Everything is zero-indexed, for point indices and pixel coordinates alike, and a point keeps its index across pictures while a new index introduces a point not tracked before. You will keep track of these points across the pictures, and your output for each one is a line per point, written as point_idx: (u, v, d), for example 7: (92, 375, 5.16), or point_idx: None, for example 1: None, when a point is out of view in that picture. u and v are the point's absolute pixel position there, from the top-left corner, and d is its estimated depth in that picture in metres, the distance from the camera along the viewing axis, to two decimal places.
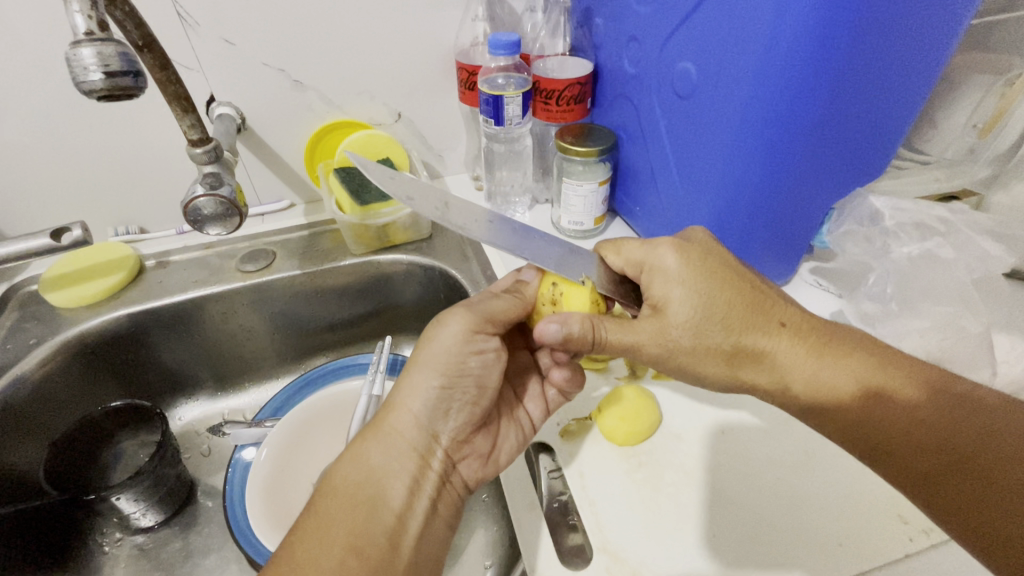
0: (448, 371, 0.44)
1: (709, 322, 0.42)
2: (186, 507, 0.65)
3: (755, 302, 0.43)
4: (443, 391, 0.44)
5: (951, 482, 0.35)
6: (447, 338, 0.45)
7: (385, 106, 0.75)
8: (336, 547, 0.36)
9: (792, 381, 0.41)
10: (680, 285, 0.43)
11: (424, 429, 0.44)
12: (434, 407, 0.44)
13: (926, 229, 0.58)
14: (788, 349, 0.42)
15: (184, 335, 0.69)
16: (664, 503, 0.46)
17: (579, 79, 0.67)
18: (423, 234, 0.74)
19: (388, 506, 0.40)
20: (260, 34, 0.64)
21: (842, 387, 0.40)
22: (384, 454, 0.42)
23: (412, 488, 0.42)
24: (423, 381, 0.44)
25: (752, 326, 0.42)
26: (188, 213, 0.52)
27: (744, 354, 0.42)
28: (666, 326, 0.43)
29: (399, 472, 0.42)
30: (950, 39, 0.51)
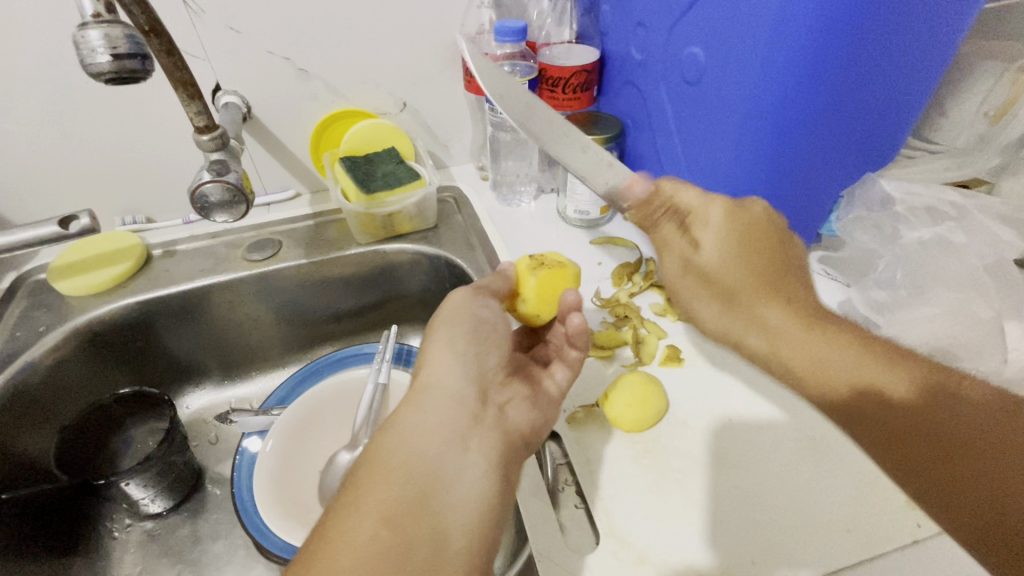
0: (466, 319, 0.45)
1: (714, 281, 0.45)
2: (194, 494, 0.65)
3: (762, 278, 0.44)
4: (470, 337, 0.44)
5: (942, 462, 0.36)
6: (459, 298, 0.47)
7: (389, 95, 0.74)
8: (371, 514, 0.34)
9: (780, 350, 0.43)
10: (714, 234, 0.44)
11: (459, 377, 0.42)
12: (465, 355, 0.43)
13: (939, 214, 0.57)
14: (778, 323, 0.43)
15: (192, 323, 0.69)
16: (671, 490, 0.46)
17: (585, 67, 0.66)
18: (429, 223, 0.74)
19: (425, 464, 0.37)
20: (265, 21, 0.64)
21: (831, 363, 0.41)
22: (418, 412, 0.40)
23: (451, 440, 0.39)
24: (448, 333, 0.44)
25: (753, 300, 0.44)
26: (194, 200, 0.52)
27: (733, 317, 0.45)
28: (690, 261, 0.46)
29: (437, 426, 0.39)
30: (962, 23, 0.50)
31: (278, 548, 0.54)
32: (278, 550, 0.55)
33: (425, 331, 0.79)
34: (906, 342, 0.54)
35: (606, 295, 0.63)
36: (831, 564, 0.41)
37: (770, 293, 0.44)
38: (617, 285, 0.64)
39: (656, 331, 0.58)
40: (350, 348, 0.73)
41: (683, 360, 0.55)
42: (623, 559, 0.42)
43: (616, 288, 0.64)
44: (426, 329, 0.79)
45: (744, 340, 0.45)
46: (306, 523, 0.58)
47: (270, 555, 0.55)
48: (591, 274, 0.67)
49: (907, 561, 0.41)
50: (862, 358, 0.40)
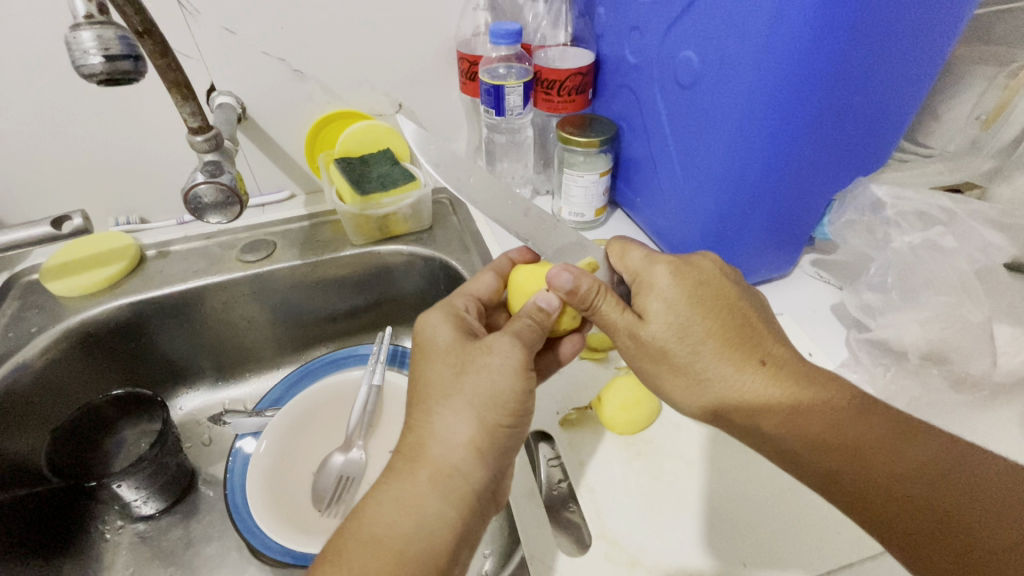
0: (511, 410, 0.41)
1: (682, 339, 0.43)
2: (186, 496, 0.65)
3: (727, 337, 0.43)
4: (509, 433, 0.41)
5: (931, 542, 0.34)
6: (507, 372, 0.41)
7: (385, 96, 0.74)
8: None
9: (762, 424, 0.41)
10: (661, 299, 0.44)
11: (485, 471, 0.40)
12: (497, 450, 0.40)
13: (929, 218, 0.57)
14: (759, 390, 0.41)
15: (185, 324, 0.69)
16: (663, 492, 0.46)
17: (580, 69, 0.66)
18: (424, 225, 0.74)
19: (436, 559, 0.37)
20: (260, 23, 0.64)
21: (822, 433, 0.39)
22: (441, 499, 0.38)
23: (462, 533, 0.38)
24: (489, 423, 0.40)
25: (717, 364, 0.42)
26: (187, 201, 0.52)
27: (700, 382, 0.43)
28: (639, 333, 0.44)
29: (454, 517, 0.38)
30: (954, 29, 0.50)
31: (276, 552, 0.54)
32: (268, 552, 0.55)
33: None
34: (898, 345, 0.54)
35: None
36: (820, 566, 0.41)
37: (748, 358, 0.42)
38: None
39: None
40: (345, 349, 0.73)
41: None
42: (615, 562, 0.42)
43: None
44: None
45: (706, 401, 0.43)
46: (299, 523, 0.58)
47: (259, 554, 0.56)
48: None
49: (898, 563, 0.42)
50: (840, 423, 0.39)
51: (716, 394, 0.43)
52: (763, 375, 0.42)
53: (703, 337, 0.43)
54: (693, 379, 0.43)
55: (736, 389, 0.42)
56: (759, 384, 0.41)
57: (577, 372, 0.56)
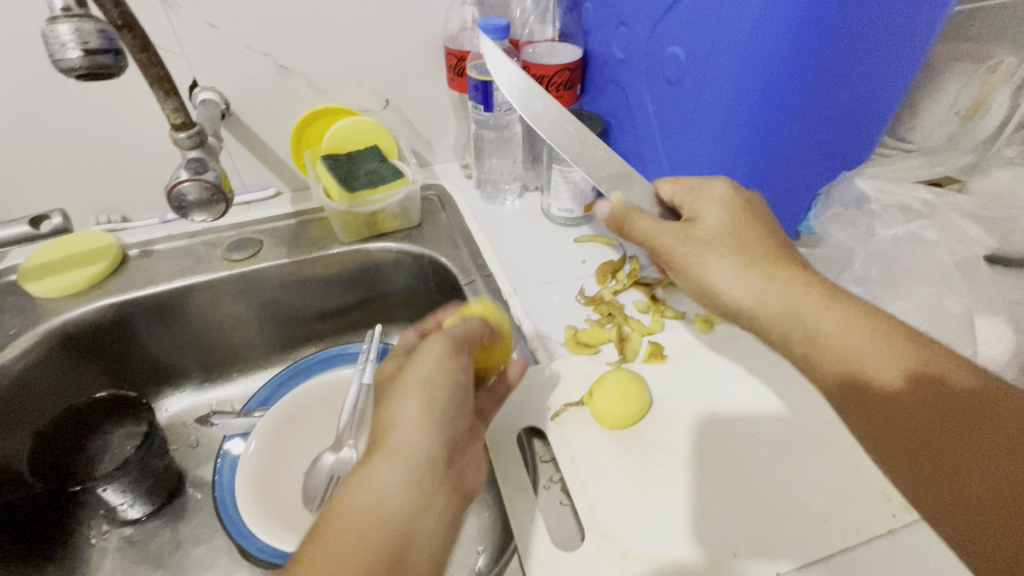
0: (444, 378, 0.41)
1: (734, 235, 0.44)
2: (174, 499, 0.64)
3: (763, 237, 0.44)
4: (447, 397, 0.41)
5: (925, 436, 0.34)
6: (434, 351, 0.43)
7: (372, 92, 0.74)
8: None
9: (813, 322, 0.40)
10: (714, 203, 0.46)
11: (434, 437, 0.38)
12: (440, 415, 0.40)
13: (912, 211, 0.58)
14: (814, 296, 0.40)
15: (171, 324, 0.68)
16: (654, 484, 0.46)
17: (568, 65, 0.66)
18: (413, 221, 0.73)
19: (393, 531, 0.34)
20: (243, 17, 0.63)
21: (856, 342, 0.38)
22: (393, 470, 0.36)
23: (422, 505, 0.36)
24: (426, 389, 0.40)
25: (733, 258, 0.44)
26: (170, 199, 0.51)
27: (705, 265, 0.44)
28: (690, 229, 0.46)
29: (410, 488, 0.36)
30: (934, 25, 0.51)
31: (270, 554, 0.54)
32: (261, 554, 0.55)
33: (410, 331, 0.78)
34: None
35: (590, 292, 0.64)
36: (808, 555, 0.42)
37: (805, 272, 0.42)
38: (600, 284, 0.65)
39: (641, 328, 0.59)
40: (334, 347, 0.73)
41: (667, 357, 0.55)
42: (608, 555, 0.42)
43: (600, 286, 0.65)
44: (411, 328, 0.78)
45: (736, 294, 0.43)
46: (289, 523, 0.58)
47: (253, 558, 0.55)
48: (575, 273, 0.67)
49: (884, 551, 0.42)
50: (850, 322, 0.38)
51: (781, 302, 0.41)
52: (785, 269, 0.43)
53: (741, 238, 0.44)
54: (709, 275, 0.44)
55: (748, 285, 0.43)
56: (771, 272, 0.42)
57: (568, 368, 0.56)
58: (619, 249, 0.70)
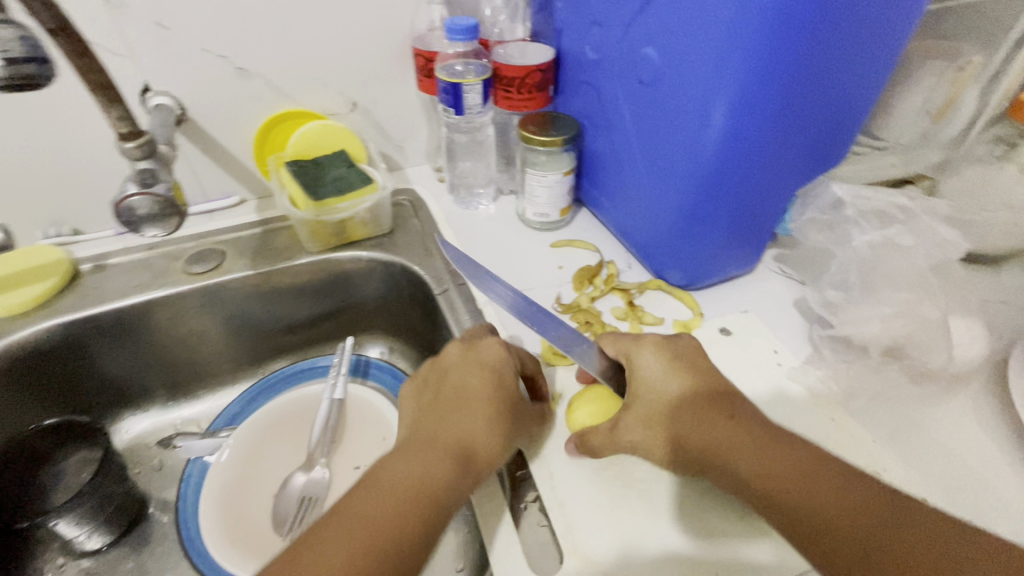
0: (485, 373, 0.47)
1: (678, 389, 0.45)
2: (136, 526, 0.61)
3: (703, 392, 0.45)
4: (487, 390, 0.46)
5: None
6: (487, 346, 0.49)
7: (338, 95, 0.71)
8: (347, 543, 0.36)
9: (774, 485, 0.39)
10: (650, 348, 0.47)
11: (466, 425, 0.44)
12: (478, 404, 0.45)
13: (887, 217, 0.57)
14: (753, 448, 0.41)
15: (128, 343, 0.64)
16: (635, 501, 0.45)
17: (540, 66, 0.64)
18: (384, 229, 0.71)
19: (412, 496, 0.40)
20: (197, 17, 0.59)
21: (823, 496, 0.37)
22: (427, 442, 0.43)
23: (440, 482, 0.41)
24: (468, 378, 0.47)
25: (695, 419, 0.43)
26: (118, 214, 0.48)
27: (686, 430, 0.43)
28: (635, 382, 0.47)
29: (429, 462, 0.42)
30: (905, 25, 0.50)
31: None
32: None
33: (384, 340, 0.75)
34: (860, 340, 0.54)
35: (566, 299, 0.63)
36: (790, 569, 0.41)
37: (742, 417, 0.43)
38: (577, 290, 0.64)
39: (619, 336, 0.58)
40: (304, 361, 0.71)
41: None
42: None
43: (577, 292, 0.64)
44: (385, 338, 0.76)
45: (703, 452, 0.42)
46: (257, 551, 0.56)
47: None
48: (552, 280, 0.66)
49: None
50: (810, 480, 0.38)
51: (733, 458, 0.41)
52: (728, 420, 0.43)
53: (692, 393, 0.45)
54: (691, 439, 0.43)
55: (715, 437, 0.42)
56: (730, 435, 0.42)
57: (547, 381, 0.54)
58: (595, 253, 0.69)
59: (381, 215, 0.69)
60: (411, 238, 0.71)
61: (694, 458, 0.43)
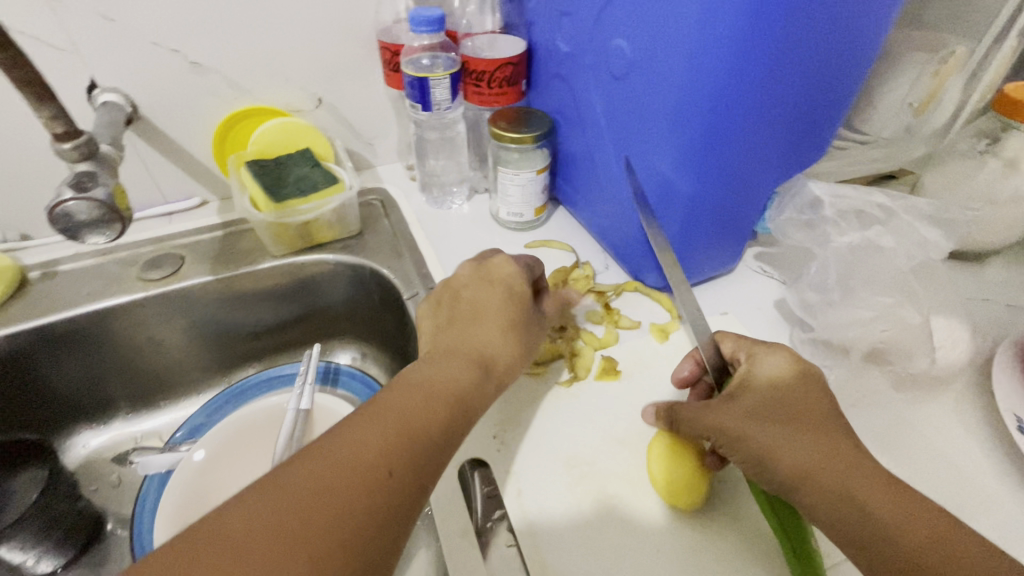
0: (499, 290, 0.50)
1: (795, 404, 0.41)
2: (91, 547, 0.58)
3: (824, 414, 0.41)
4: (502, 303, 0.49)
5: None
6: (498, 266, 0.52)
7: (302, 90, 0.67)
8: (382, 431, 0.37)
9: (863, 497, 0.36)
10: (776, 360, 0.44)
11: (485, 334, 0.47)
12: (495, 317, 0.48)
13: (867, 218, 0.56)
14: (869, 478, 0.37)
15: (80, 354, 0.61)
16: (607, 517, 0.43)
17: (510, 59, 0.62)
18: (351, 230, 0.68)
19: (440, 390, 0.41)
20: (144, 9, 0.56)
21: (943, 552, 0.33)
22: (449, 349, 0.46)
23: (467, 377, 0.43)
24: (484, 294, 0.50)
25: (808, 434, 0.39)
26: (54, 220, 0.44)
27: (790, 437, 0.39)
28: (748, 383, 0.43)
29: (452, 364, 0.44)
30: (884, 15, 0.48)
31: None
32: None
33: (355, 346, 0.73)
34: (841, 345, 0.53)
35: None
36: None
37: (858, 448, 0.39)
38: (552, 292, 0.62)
39: (594, 341, 0.56)
40: (270, 370, 0.69)
41: (620, 372, 0.53)
42: None
43: None
44: (356, 343, 0.73)
45: (802, 461, 0.38)
46: None
47: None
48: None
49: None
50: (929, 528, 0.34)
51: (834, 476, 0.37)
52: (841, 443, 0.39)
53: (806, 407, 0.41)
54: (788, 448, 0.38)
55: (814, 453, 0.38)
56: (839, 454, 0.38)
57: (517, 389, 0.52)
58: (571, 254, 0.67)
59: (347, 216, 0.66)
60: (380, 240, 0.68)
61: (763, 459, 0.39)
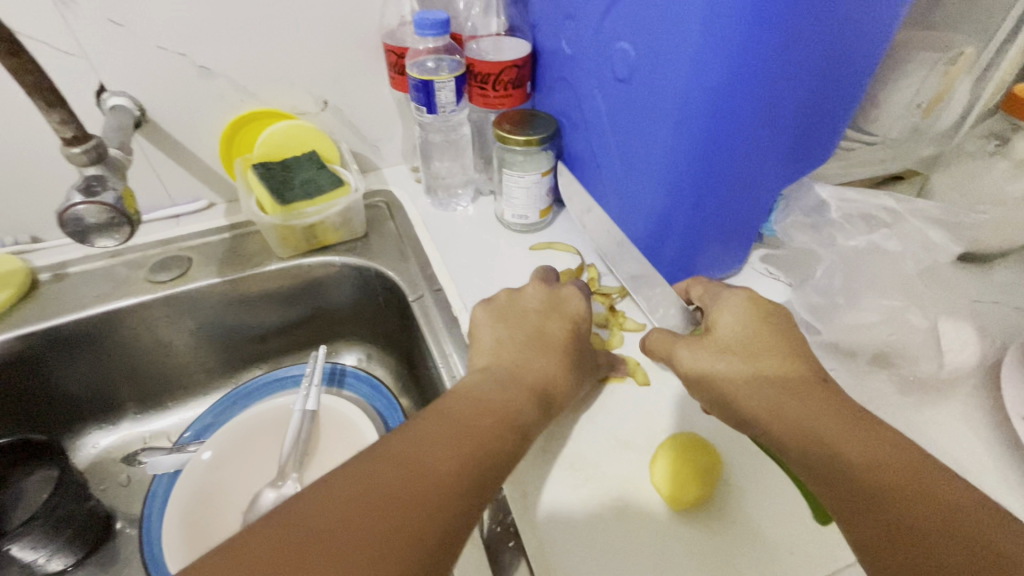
0: (562, 318, 0.52)
1: (750, 337, 0.43)
2: (101, 546, 0.59)
3: (778, 345, 0.43)
4: (565, 331, 0.51)
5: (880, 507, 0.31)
6: (562, 293, 0.54)
7: (307, 94, 0.68)
8: (460, 445, 0.37)
9: (795, 409, 0.38)
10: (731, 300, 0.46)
11: (549, 357, 0.48)
12: (557, 342, 0.49)
13: (873, 221, 0.55)
14: (806, 394, 0.39)
15: (90, 355, 0.62)
16: (612, 518, 0.43)
17: (515, 62, 0.62)
18: (357, 233, 0.68)
19: (509, 410, 0.42)
20: (151, 13, 0.56)
21: (858, 443, 0.34)
22: (516, 366, 0.46)
23: (533, 401, 0.44)
24: (547, 318, 0.51)
25: (755, 363, 0.42)
26: (64, 224, 0.45)
27: (733, 366, 0.43)
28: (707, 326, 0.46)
29: (520, 383, 0.44)
30: (892, 18, 0.48)
31: None
32: None
33: (361, 347, 0.73)
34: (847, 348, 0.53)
35: None
36: None
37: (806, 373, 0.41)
38: None
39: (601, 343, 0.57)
40: (274, 371, 0.69)
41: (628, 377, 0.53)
42: None
43: None
44: (362, 344, 0.73)
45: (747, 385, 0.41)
46: None
47: None
48: None
49: None
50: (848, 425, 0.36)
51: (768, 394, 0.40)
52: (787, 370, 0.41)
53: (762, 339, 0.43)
54: (733, 375, 0.42)
55: (757, 378, 0.41)
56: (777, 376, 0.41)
57: None
58: (576, 257, 0.67)
59: (353, 218, 0.66)
60: (385, 242, 0.69)
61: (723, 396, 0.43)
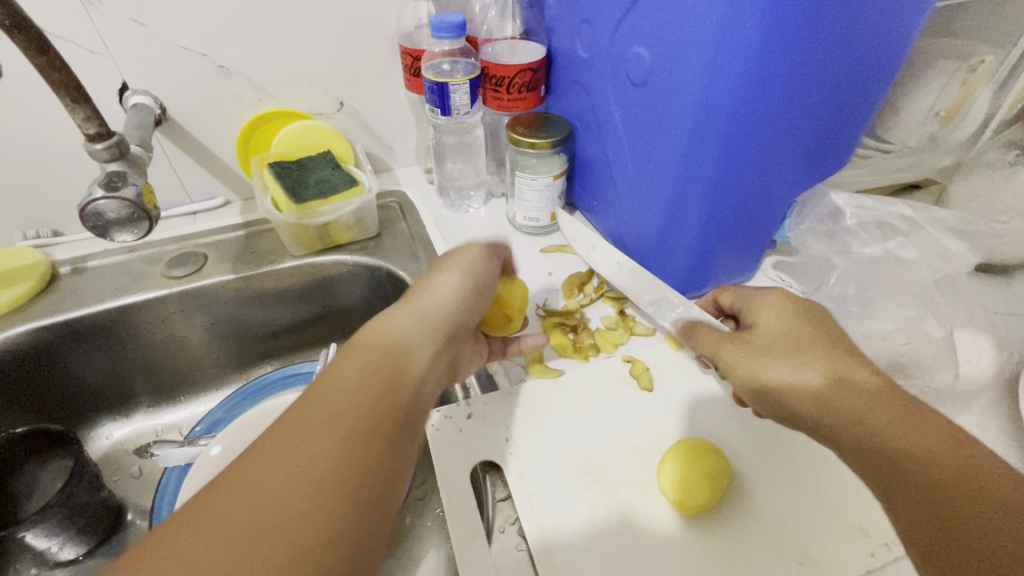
0: (453, 278, 0.44)
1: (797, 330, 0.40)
2: (113, 536, 0.59)
3: (823, 337, 0.40)
4: (453, 290, 0.43)
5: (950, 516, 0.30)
6: (461, 254, 0.46)
7: (324, 94, 0.69)
8: (324, 422, 0.30)
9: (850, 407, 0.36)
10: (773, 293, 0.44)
11: (428, 320, 0.40)
12: (442, 303, 0.42)
13: (890, 228, 0.55)
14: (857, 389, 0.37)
15: (106, 348, 0.63)
16: (618, 522, 0.43)
17: (530, 65, 0.62)
18: (370, 232, 0.69)
19: (372, 377, 0.34)
20: (174, 14, 0.58)
21: (923, 444, 0.33)
22: (387, 333, 0.38)
23: (412, 372, 0.36)
24: (434, 281, 0.43)
25: (801, 356, 0.39)
26: (86, 219, 0.46)
27: (778, 363, 0.40)
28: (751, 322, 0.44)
29: (391, 348, 0.37)
30: (910, 25, 0.48)
31: None
32: None
33: None
34: None
35: (554, 305, 0.61)
36: None
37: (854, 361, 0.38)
38: (567, 297, 0.62)
39: (609, 345, 0.56)
40: (288, 367, 0.70)
41: (645, 381, 0.53)
42: None
43: (566, 300, 0.62)
44: None
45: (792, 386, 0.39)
46: None
47: None
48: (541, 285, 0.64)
49: None
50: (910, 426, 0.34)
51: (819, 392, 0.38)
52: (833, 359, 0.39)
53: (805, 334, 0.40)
54: (778, 373, 0.39)
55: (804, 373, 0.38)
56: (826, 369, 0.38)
57: (530, 393, 0.52)
58: None
59: (366, 217, 0.67)
60: (397, 242, 0.69)
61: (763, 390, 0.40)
